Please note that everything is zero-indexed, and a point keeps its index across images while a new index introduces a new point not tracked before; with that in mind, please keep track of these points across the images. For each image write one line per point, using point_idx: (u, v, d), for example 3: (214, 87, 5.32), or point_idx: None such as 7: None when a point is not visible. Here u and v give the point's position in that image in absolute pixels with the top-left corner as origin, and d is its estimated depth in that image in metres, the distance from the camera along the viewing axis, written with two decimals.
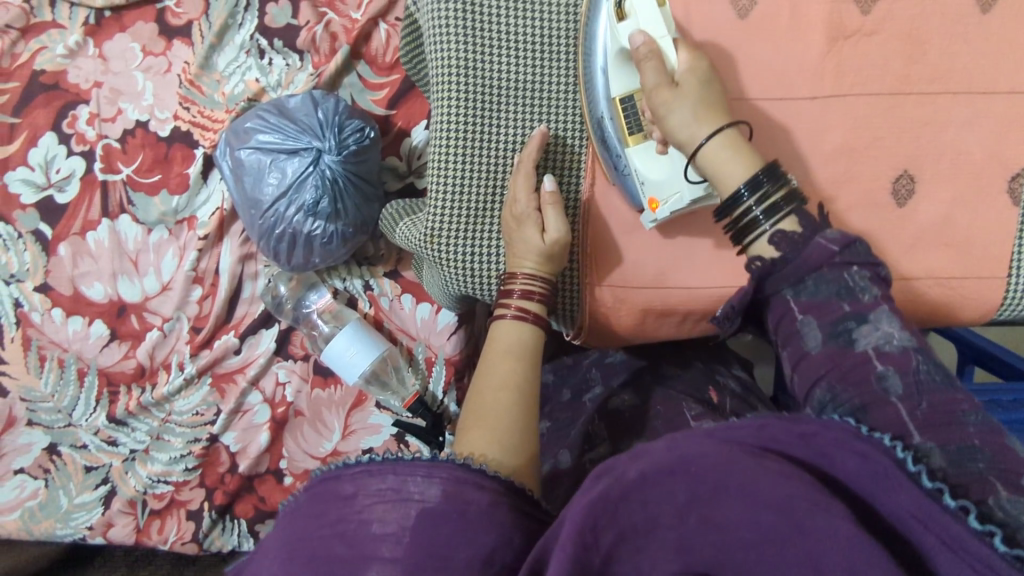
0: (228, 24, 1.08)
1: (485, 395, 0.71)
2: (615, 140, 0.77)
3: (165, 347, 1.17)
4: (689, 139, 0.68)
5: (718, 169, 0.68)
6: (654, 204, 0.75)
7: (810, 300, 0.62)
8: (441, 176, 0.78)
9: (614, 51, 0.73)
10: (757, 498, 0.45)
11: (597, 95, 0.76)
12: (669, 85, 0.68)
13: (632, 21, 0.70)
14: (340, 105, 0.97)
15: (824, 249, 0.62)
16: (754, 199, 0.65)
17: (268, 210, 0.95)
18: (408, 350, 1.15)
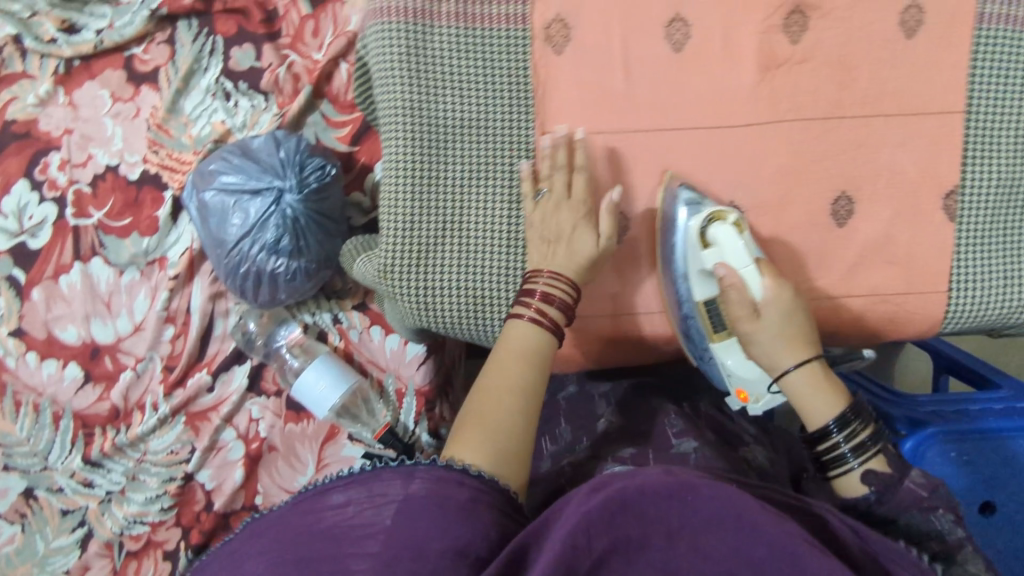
0: (193, 69, 1.11)
1: (483, 405, 0.71)
2: (699, 336, 0.79)
3: (139, 387, 1.18)
4: (775, 365, 0.73)
5: (801, 397, 0.72)
6: (744, 395, 0.78)
7: (908, 534, 0.64)
8: (392, 214, 0.79)
9: (694, 268, 0.75)
10: (755, 533, 0.50)
11: (680, 297, 0.78)
12: (751, 312, 0.72)
13: (716, 251, 0.74)
14: (301, 144, 1.00)
15: (913, 491, 0.65)
16: (843, 435, 0.69)
17: (232, 249, 0.97)
18: (379, 381, 1.16)
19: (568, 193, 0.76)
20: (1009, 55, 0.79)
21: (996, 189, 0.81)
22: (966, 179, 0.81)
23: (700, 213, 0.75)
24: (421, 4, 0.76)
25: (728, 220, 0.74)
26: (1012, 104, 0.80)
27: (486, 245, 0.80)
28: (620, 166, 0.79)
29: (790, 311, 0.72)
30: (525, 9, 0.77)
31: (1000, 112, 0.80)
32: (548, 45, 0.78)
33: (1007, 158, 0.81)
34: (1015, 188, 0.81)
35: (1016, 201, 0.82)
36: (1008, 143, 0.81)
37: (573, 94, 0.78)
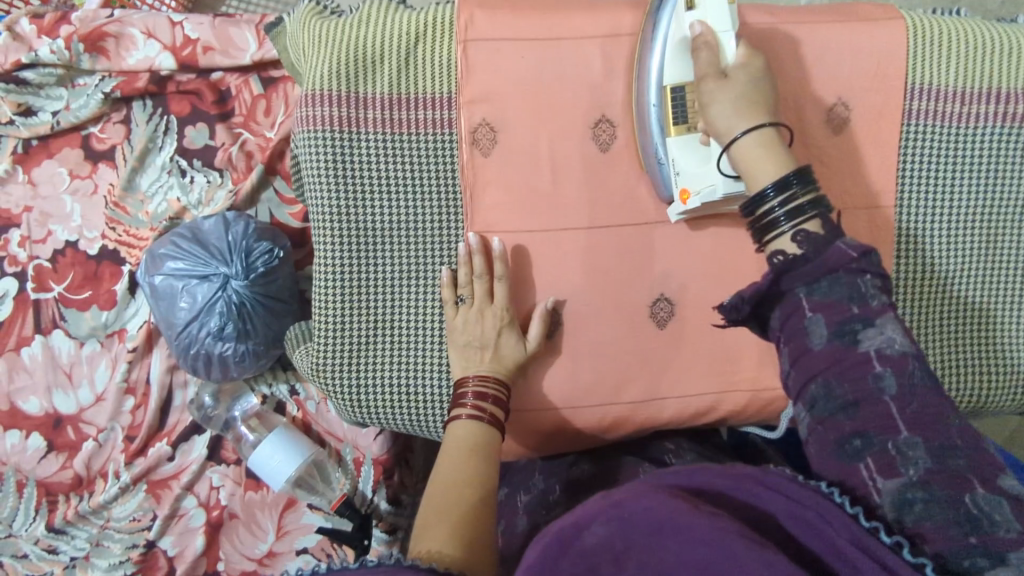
0: (148, 147, 1.13)
1: (443, 498, 0.66)
2: (657, 128, 0.75)
3: (101, 456, 1.18)
4: (726, 129, 0.67)
5: (746, 164, 0.66)
6: (686, 195, 0.74)
7: (822, 300, 0.57)
8: (325, 312, 0.81)
9: (675, 38, 0.72)
10: (689, 535, 0.44)
11: (650, 79, 0.75)
12: (717, 75, 0.68)
13: (699, 11, 0.70)
14: (249, 228, 1.02)
15: (843, 253, 0.57)
16: (780, 199, 0.62)
17: (181, 331, 0.98)
18: (337, 452, 1.18)
19: (489, 299, 0.78)
20: (918, 155, 0.81)
21: (965, 267, 0.82)
22: (931, 263, 0.82)
23: None
24: (346, 110, 0.78)
25: None
26: (959, 189, 0.81)
27: (415, 343, 0.82)
28: (553, 263, 0.81)
29: (759, 81, 0.68)
30: (451, 114, 0.79)
31: (945, 198, 0.82)
32: (475, 148, 0.79)
33: (963, 238, 0.82)
34: (982, 263, 0.82)
35: (990, 274, 0.83)
36: (955, 227, 0.82)
37: (504, 195, 0.80)
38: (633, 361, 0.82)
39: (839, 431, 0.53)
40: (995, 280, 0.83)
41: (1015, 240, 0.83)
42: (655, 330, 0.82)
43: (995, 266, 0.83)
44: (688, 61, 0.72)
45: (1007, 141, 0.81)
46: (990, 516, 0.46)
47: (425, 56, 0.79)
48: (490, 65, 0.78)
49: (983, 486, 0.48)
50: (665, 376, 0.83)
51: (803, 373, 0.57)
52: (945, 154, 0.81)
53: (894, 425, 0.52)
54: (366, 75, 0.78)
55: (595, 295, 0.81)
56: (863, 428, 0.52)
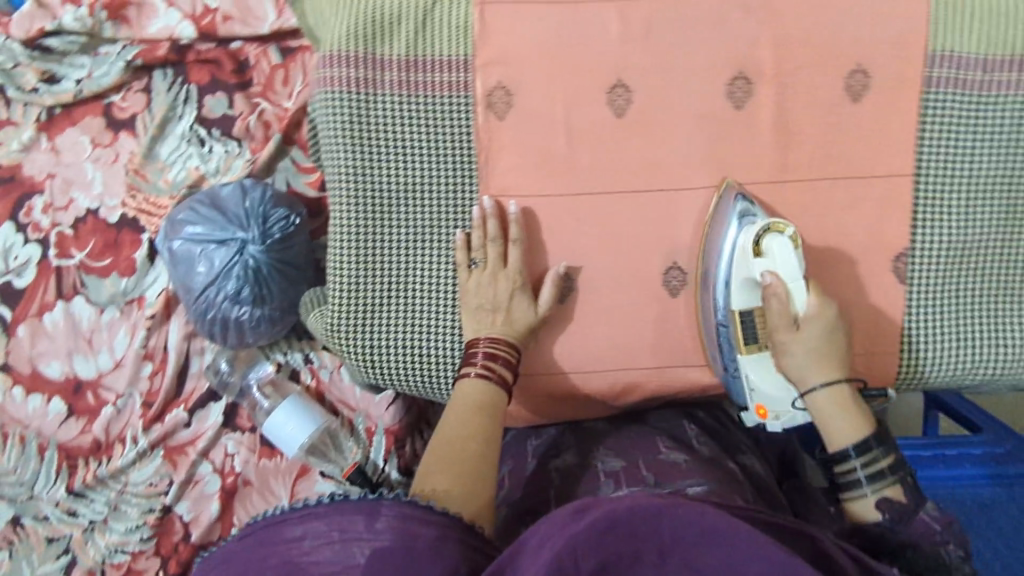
0: (168, 116, 1.15)
1: (449, 448, 0.68)
2: (728, 343, 0.77)
3: (119, 422, 1.20)
4: (803, 379, 0.71)
5: (823, 419, 0.71)
6: (763, 412, 0.75)
7: (911, 570, 0.64)
8: (341, 273, 0.82)
9: (741, 275, 0.74)
10: (750, 549, 0.44)
11: (717, 298, 0.77)
12: (793, 327, 0.71)
13: (768, 259, 0.72)
14: (266, 194, 1.03)
15: (927, 526, 0.65)
16: (861, 461, 0.69)
17: (198, 296, 1.00)
18: (349, 421, 1.19)
19: (502, 263, 0.78)
20: (934, 127, 0.79)
21: (949, 249, 0.81)
22: (917, 234, 0.81)
23: (757, 226, 0.73)
24: (363, 72, 0.78)
25: (786, 233, 0.72)
26: (970, 168, 0.80)
27: (428, 306, 0.82)
28: (565, 227, 0.81)
29: (831, 332, 0.71)
30: (467, 77, 0.79)
31: (954, 173, 0.80)
32: (491, 111, 0.79)
33: (963, 220, 0.81)
34: (969, 253, 0.81)
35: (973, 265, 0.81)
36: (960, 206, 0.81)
37: (517, 159, 0.80)
38: (644, 328, 0.82)
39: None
40: (974, 273, 0.81)
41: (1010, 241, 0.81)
42: (667, 298, 0.82)
43: (980, 258, 0.81)
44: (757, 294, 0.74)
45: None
46: None
47: (442, 18, 0.79)
48: (506, 28, 0.78)
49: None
50: (676, 343, 0.82)
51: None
52: (965, 124, 0.79)
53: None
54: (383, 37, 0.78)
55: (607, 259, 0.81)
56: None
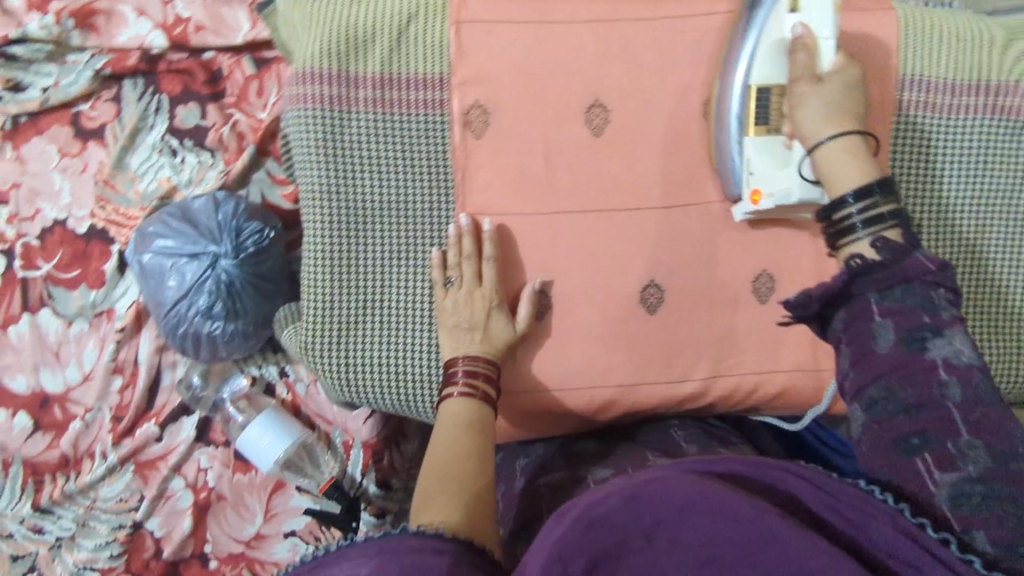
0: (139, 126, 1.12)
1: (441, 475, 0.66)
2: (736, 126, 0.75)
3: (88, 436, 1.18)
4: (810, 133, 0.67)
5: (829, 169, 0.65)
6: (758, 196, 0.75)
7: (893, 305, 0.56)
8: (313, 291, 0.81)
9: (770, 37, 0.70)
10: (730, 516, 0.44)
11: (736, 77, 0.74)
12: (812, 77, 0.67)
13: (802, 14, 0.69)
14: (239, 207, 1.02)
15: (920, 265, 0.56)
16: (859, 205, 0.61)
17: (170, 310, 0.98)
18: (326, 435, 1.18)
19: (478, 280, 0.79)
20: (902, 159, 0.81)
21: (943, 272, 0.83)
22: None
23: None
24: (337, 89, 0.78)
25: None
26: (970, 189, 0.82)
27: (407, 324, 0.82)
28: (542, 245, 0.81)
29: (852, 89, 0.67)
30: (443, 95, 0.79)
31: (959, 201, 0.82)
32: (468, 130, 0.79)
33: (983, 238, 0.83)
34: (1008, 261, 0.84)
35: (1020, 270, 0.84)
36: (972, 229, 0.83)
37: (496, 178, 0.80)
38: (622, 347, 0.83)
39: (896, 432, 0.53)
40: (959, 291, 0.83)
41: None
42: (644, 316, 0.83)
43: (988, 270, 0.84)
44: (782, 62, 0.71)
45: (1019, 138, 0.82)
46: None
47: (418, 35, 0.79)
48: (482, 46, 0.78)
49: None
50: (654, 362, 0.83)
51: (863, 375, 0.56)
52: (940, 147, 0.81)
53: (954, 428, 0.51)
54: (358, 53, 0.78)
55: (585, 278, 0.82)
56: (924, 430, 0.52)
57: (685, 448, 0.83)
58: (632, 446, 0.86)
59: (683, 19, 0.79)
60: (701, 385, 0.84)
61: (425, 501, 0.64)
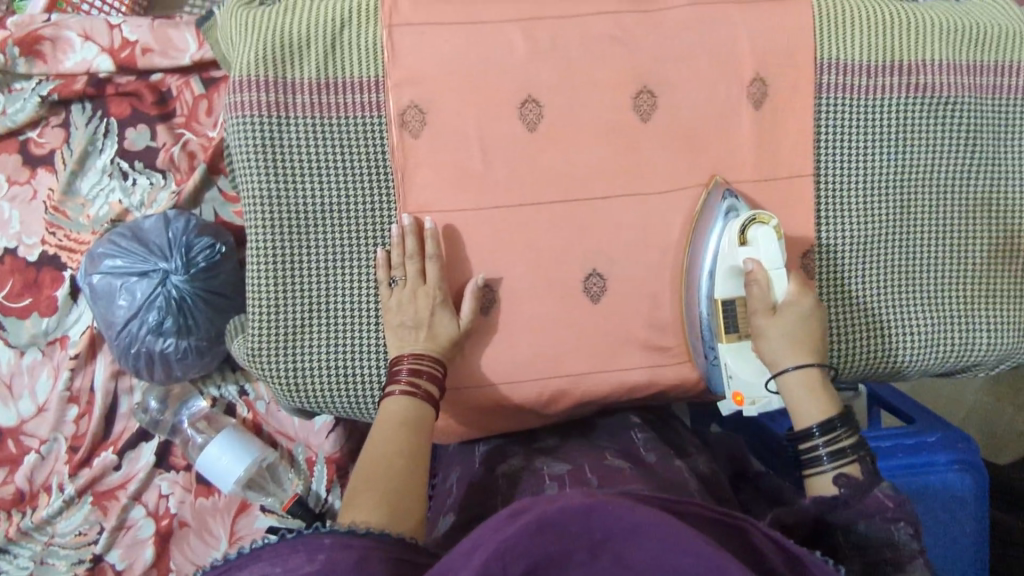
0: (88, 151, 1.12)
1: (373, 470, 0.67)
2: (711, 334, 0.81)
3: (44, 469, 1.15)
4: (774, 359, 0.74)
5: (794, 401, 0.72)
6: (740, 399, 0.79)
7: (859, 541, 0.61)
8: (259, 297, 0.81)
9: (725, 264, 0.79)
10: (681, 544, 0.44)
11: (701, 295, 0.82)
12: (769, 308, 0.75)
13: (752, 248, 0.77)
14: (190, 224, 1.02)
15: (880, 502, 0.62)
16: (823, 438, 0.68)
17: (121, 330, 0.98)
18: (289, 452, 1.17)
19: (422, 279, 0.80)
20: (830, 138, 0.85)
21: (881, 243, 0.86)
22: (857, 235, 0.85)
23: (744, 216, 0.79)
24: (275, 96, 0.79)
25: (771, 224, 0.78)
26: (876, 161, 0.85)
27: (350, 324, 0.82)
28: (484, 240, 0.82)
29: (807, 318, 0.74)
30: (379, 97, 0.80)
31: (862, 170, 0.85)
32: (405, 130, 0.80)
33: (882, 210, 0.85)
34: (942, 228, 0.87)
35: (903, 249, 0.86)
36: (871, 199, 0.85)
37: (435, 176, 0.81)
38: (569, 336, 0.84)
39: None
40: (900, 259, 0.86)
41: (932, 220, 0.86)
42: (589, 305, 0.84)
43: (926, 238, 0.86)
44: (740, 282, 0.79)
45: (931, 118, 0.85)
46: None
47: (352, 40, 0.80)
48: (414, 49, 0.80)
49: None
50: (601, 349, 0.85)
51: None
52: (865, 124, 0.85)
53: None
54: (293, 60, 0.79)
55: (528, 269, 0.83)
56: None
57: (642, 446, 0.84)
58: (590, 443, 0.86)
59: (607, 16, 0.82)
60: (649, 371, 0.86)
61: (353, 498, 0.65)
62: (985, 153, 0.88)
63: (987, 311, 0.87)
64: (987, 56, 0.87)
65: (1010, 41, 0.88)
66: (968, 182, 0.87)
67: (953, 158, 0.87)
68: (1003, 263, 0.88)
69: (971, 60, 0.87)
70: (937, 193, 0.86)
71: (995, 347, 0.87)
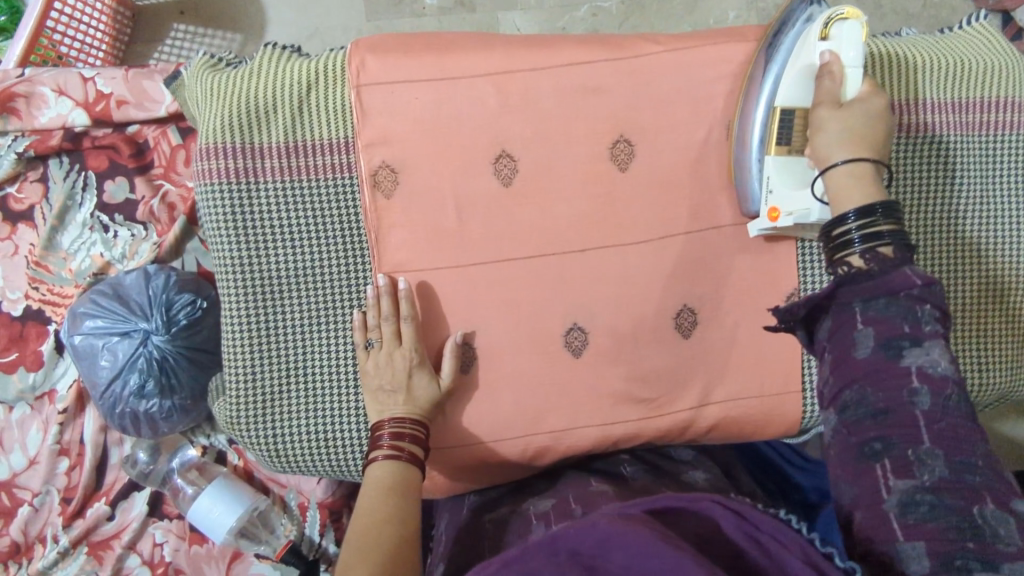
0: (67, 205, 1.12)
1: (364, 539, 0.66)
2: (758, 144, 0.77)
3: (37, 522, 1.14)
4: (828, 154, 0.67)
5: (838, 192, 0.66)
6: (776, 214, 0.77)
7: (876, 314, 0.58)
8: (237, 365, 0.80)
9: (799, 62, 0.72)
10: (643, 550, 0.45)
11: (760, 100, 0.76)
12: (836, 102, 0.69)
13: (833, 43, 0.70)
14: (170, 279, 1.01)
15: (907, 278, 0.58)
16: (857, 221, 0.62)
17: (104, 390, 0.97)
18: (281, 498, 1.17)
19: (398, 340, 0.78)
20: None
21: None
22: None
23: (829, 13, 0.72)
24: (243, 161, 0.78)
25: (861, 20, 0.70)
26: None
27: (330, 389, 0.81)
28: (463, 299, 0.81)
29: (876, 117, 0.68)
30: (351, 158, 0.79)
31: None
32: (377, 190, 0.79)
33: None
34: (935, 269, 0.86)
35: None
36: None
37: (410, 236, 0.80)
38: (553, 391, 0.83)
39: (862, 436, 0.56)
40: None
41: (922, 263, 0.85)
42: (572, 359, 0.83)
43: None
44: (808, 88, 0.73)
45: (915, 160, 0.84)
46: (993, 528, 0.50)
47: (319, 102, 0.79)
48: (385, 107, 0.78)
49: (994, 503, 0.51)
50: (586, 403, 0.83)
51: (840, 380, 0.59)
52: None
53: (917, 435, 0.54)
54: (261, 125, 0.78)
55: (509, 325, 0.82)
56: (888, 436, 0.55)
57: (630, 475, 0.83)
58: (583, 473, 0.84)
59: (581, 66, 0.80)
60: (636, 423, 0.84)
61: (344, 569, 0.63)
62: (976, 193, 0.86)
63: (981, 351, 0.86)
64: (976, 92, 0.85)
65: (998, 74, 0.86)
66: (959, 222, 0.86)
67: (941, 197, 0.85)
68: (996, 302, 0.87)
69: (957, 97, 0.85)
70: (929, 235, 0.85)
71: (988, 387, 0.87)
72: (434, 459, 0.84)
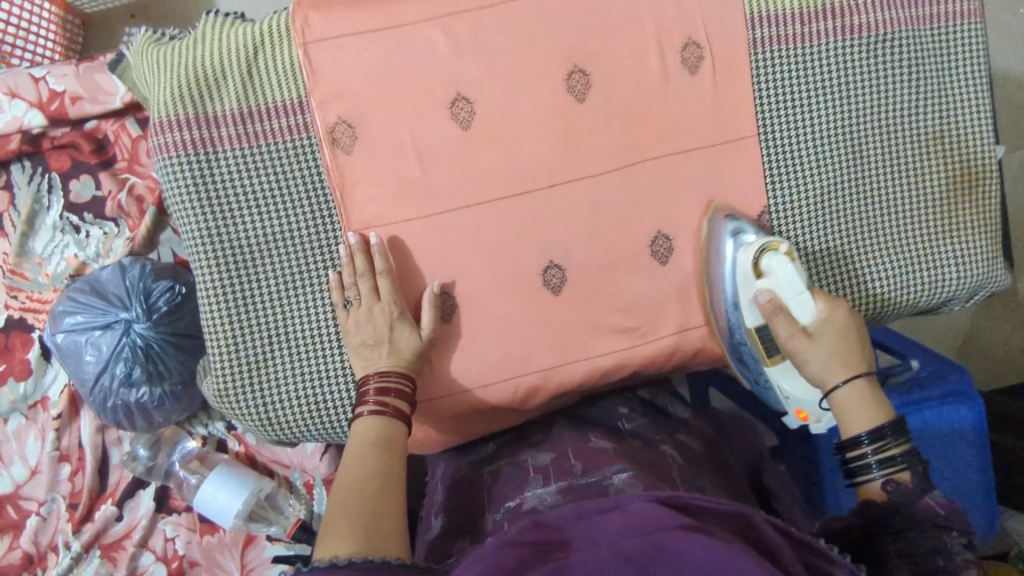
0: (35, 209, 1.11)
1: (347, 493, 0.66)
2: (757, 360, 0.80)
3: (47, 529, 1.14)
4: (822, 380, 0.70)
5: (843, 413, 0.69)
6: (805, 416, 0.77)
7: (907, 548, 0.60)
8: (216, 338, 0.80)
9: (746, 293, 0.78)
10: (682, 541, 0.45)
11: (735, 320, 0.81)
12: (803, 334, 0.71)
13: (771, 279, 0.75)
14: (146, 268, 1.01)
15: (931, 510, 0.60)
16: (873, 447, 0.65)
17: (94, 386, 0.97)
18: (286, 479, 1.17)
19: (376, 295, 0.78)
20: (772, 92, 0.83)
21: (839, 190, 0.85)
22: (818, 183, 0.85)
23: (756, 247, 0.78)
24: (199, 131, 0.77)
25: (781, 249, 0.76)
26: (821, 115, 0.84)
27: (313, 351, 0.81)
28: (436, 248, 0.81)
29: (844, 331, 0.71)
30: (307, 117, 0.79)
31: (806, 127, 0.84)
32: (337, 148, 0.79)
33: (833, 158, 0.84)
34: (900, 166, 0.85)
35: (860, 198, 0.85)
36: (821, 148, 0.84)
37: (376, 189, 0.79)
38: (537, 331, 0.83)
39: None
40: (861, 204, 0.85)
41: (886, 164, 0.85)
42: (551, 297, 0.83)
43: (884, 179, 0.85)
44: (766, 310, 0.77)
45: (869, 59, 0.84)
46: None
47: (268, 63, 0.78)
48: (335, 62, 0.77)
49: None
50: (570, 339, 0.84)
51: None
52: (807, 74, 0.83)
53: None
54: (212, 93, 0.77)
55: (485, 270, 0.82)
56: None
57: (624, 429, 0.85)
58: (576, 426, 0.85)
59: (528, 0, 0.80)
60: (623, 354, 0.85)
61: (329, 527, 0.63)
62: (933, 86, 0.85)
63: (954, 245, 0.86)
64: None
65: None
66: (920, 116, 0.85)
67: (899, 96, 0.85)
68: (965, 193, 0.87)
69: None
70: (890, 133, 0.85)
71: (965, 280, 0.87)
72: (425, 411, 0.84)
